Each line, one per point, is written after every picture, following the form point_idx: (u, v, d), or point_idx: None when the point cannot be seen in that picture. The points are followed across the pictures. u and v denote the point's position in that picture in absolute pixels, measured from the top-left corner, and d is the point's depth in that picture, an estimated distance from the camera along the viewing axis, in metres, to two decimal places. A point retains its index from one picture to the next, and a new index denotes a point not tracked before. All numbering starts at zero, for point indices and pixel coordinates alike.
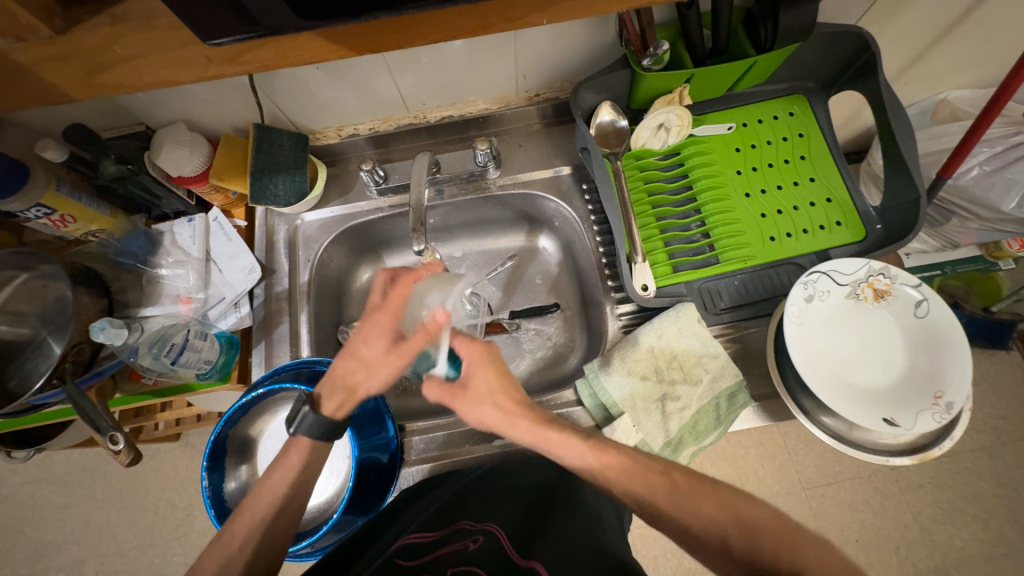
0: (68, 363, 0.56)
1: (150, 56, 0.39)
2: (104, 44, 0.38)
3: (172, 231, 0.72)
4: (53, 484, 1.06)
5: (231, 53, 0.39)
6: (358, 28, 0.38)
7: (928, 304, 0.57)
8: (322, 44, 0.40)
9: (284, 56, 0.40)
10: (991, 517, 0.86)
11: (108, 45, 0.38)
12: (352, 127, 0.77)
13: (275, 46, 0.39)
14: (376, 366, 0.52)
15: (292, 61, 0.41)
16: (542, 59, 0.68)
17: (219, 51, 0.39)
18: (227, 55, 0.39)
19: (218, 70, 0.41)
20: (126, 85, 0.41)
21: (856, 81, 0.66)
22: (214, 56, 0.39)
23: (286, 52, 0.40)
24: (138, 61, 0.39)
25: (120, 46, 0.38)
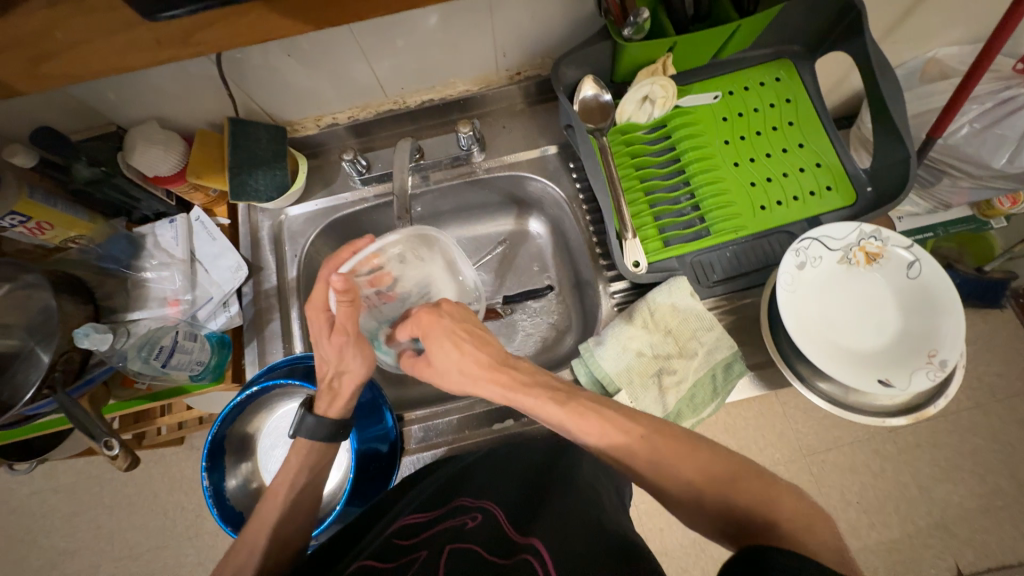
0: (58, 372, 0.55)
1: (98, 41, 0.38)
2: (44, 31, 0.36)
3: (154, 233, 0.70)
4: (60, 494, 1.07)
5: (180, 33, 0.38)
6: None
7: (920, 265, 0.57)
8: (277, 20, 0.38)
9: (239, 33, 0.39)
10: (988, 472, 0.87)
11: (49, 32, 0.36)
12: (331, 117, 0.75)
13: (225, 24, 0.37)
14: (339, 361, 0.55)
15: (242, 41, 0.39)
16: (521, 34, 0.66)
17: (167, 32, 0.38)
18: (178, 35, 0.38)
19: (171, 53, 0.40)
20: (76, 73, 0.40)
21: (842, 42, 0.65)
22: (164, 37, 0.38)
23: (241, 29, 0.38)
24: (83, 47, 0.38)
25: (63, 31, 0.37)
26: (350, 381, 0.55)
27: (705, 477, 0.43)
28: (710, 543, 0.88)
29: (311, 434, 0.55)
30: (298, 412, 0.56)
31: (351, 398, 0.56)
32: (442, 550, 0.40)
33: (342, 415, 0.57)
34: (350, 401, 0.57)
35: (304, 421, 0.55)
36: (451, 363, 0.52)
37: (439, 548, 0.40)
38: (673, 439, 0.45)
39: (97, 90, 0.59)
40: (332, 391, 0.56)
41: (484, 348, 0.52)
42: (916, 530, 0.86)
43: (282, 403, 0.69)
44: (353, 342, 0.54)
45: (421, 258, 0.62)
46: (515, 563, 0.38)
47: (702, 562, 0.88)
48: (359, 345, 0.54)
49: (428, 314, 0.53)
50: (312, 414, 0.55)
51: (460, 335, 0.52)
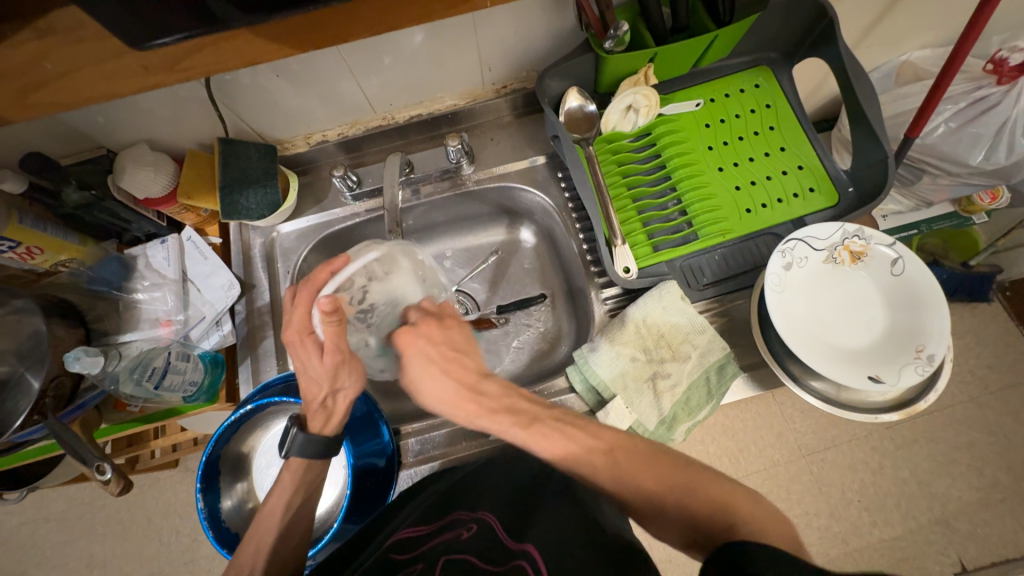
0: (48, 398, 0.54)
1: (85, 70, 0.38)
2: (34, 61, 0.37)
3: (145, 253, 0.70)
4: (51, 523, 1.04)
5: (167, 61, 0.39)
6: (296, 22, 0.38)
7: (903, 262, 0.58)
8: (260, 44, 0.39)
9: (224, 60, 0.39)
10: (985, 465, 0.88)
11: (38, 62, 0.37)
12: (321, 134, 0.76)
13: (213, 50, 0.38)
14: (329, 380, 0.54)
15: (229, 65, 0.40)
16: (505, 50, 0.67)
17: (154, 59, 0.38)
18: (165, 63, 0.39)
19: (158, 80, 0.40)
20: (66, 103, 0.40)
21: (816, 48, 0.67)
22: (150, 65, 0.39)
23: (225, 56, 0.39)
24: (72, 76, 0.38)
25: (50, 61, 0.37)
26: (346, 397, 0.56)
27: (663, 486, 0.44)
28: None
29: (302, 452, 0.55)
30: (290, 431, 0.55)
31: (345, 414, 0.57)
32: (437, 561, 0.40)
33: (337, 431, 0.57)
34: (345, 417, 0.57)
35: (294, 438, 0.55)
36: (427, 380, 0.55)
37: (435, 558, 0.40)
38: (634, 452, 0.46)
39: (87, 114, 0.60)
40: (326, 410, 0.55)
41: (457, 370, 0.55)
42: (918, 527, 0.86)
43: (276, 421, 0.68)
44: (343, 361, 0.54)
45: (381, 275, 0.57)
46: (509, 570, 0.38)
47: None
48: (352, 364, 0.55)
49: (404, 337, 0.56)
50: (304, 433, 0.55)
51: (444, 355, 0.56)
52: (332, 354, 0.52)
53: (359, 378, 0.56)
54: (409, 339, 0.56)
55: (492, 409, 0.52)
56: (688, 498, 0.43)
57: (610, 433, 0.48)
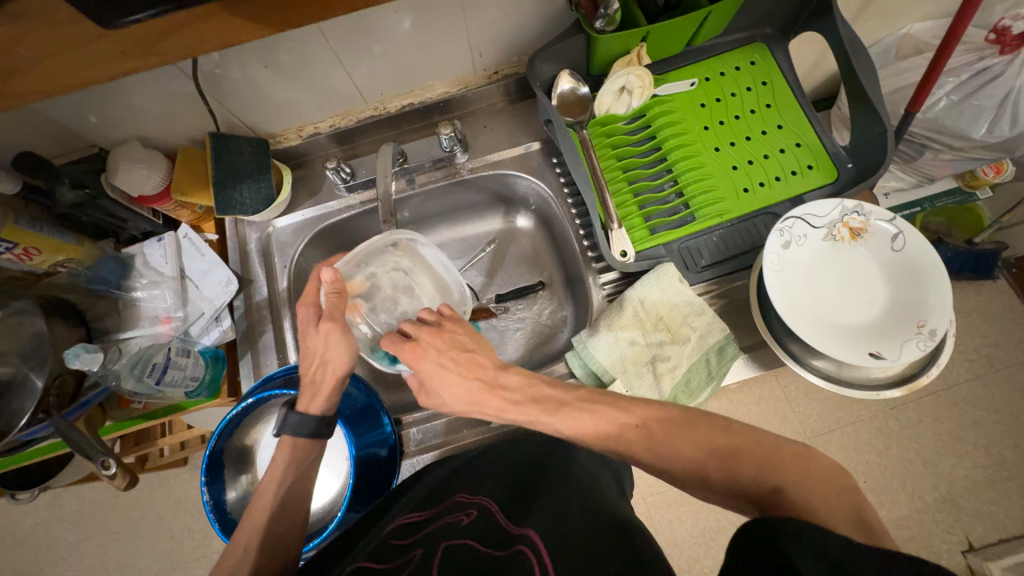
0: (52, 396, 0.54)
1: (60, 56, 0.36)
2: (7, 46, 0.34)
3: (143, 252, 0.70)
4: (66, 522, 1.06)
5: (144, 43, 0.37)
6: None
7: (904, 237, 0.58)
8: (236, 23, 0.37)
9: (202, 41, 0.38)
10: (992, 443, 0.88)
11: (12, 48, 0.34)
12: (313, 126, 0.75)
13: (190, 32, 0.37)
14: (324, 347, 0.54)
15: (211, 48, 0.38)
16: (495, 34, 0.66)
17: (131, 42, 0.37)
18: (140, 45, 0.37)
19: (136, 64, 0.38)
20: (44, 89, 0.38)
21: (812, 22, 0.66)
22: (128, 48, 0.37)
23: (203, 36, 0.37)
24: (51, 61, 0.36)
25: (27, 46, 0.35)
26: (334, 367, 0.55)
27: (704, 453, 0.42)
28: (720, 532, 0.88)
29: (297, 431, 0.55)
30: (280, 411, 0.56)
31: (333, 390, 0.56)
32: (437, 545, 0.40)
33: (324, 410, 0.56)
34: (333, 394, 0.56)
35: (289, 419, 0.55)
36: (444, 384, 0.53)
37: (435, 544, 0.40)
38: (670, 421, 0.44)
39: (79, 113, 0.60)
40: (316, 386, 0.56)
41: (475, 369, 0.53)
42: (924, 506, 0.86)
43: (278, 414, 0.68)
44: (340, 329, 0.54)
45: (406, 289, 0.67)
46: (512, 556, 0.37)
47: (712, 551, 0.88)
48: (344, 331, 0.55)
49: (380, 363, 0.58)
50: (294, 412, 0.55)
51: (447, 358, 0.54)
52: (331, 321, 0.54)
53: (348, 351, 0.55)
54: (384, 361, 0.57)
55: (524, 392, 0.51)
56: (724, 462, 0.41)
57: (642, 406, 0.46)
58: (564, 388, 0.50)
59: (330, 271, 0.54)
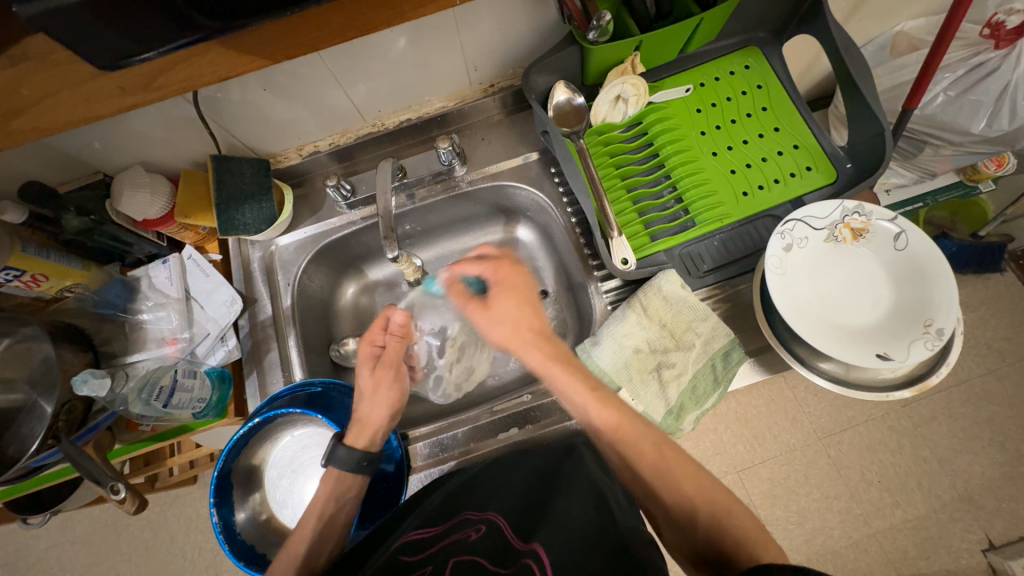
0: (61, 421, 0.55)
1: (62, 93, 0.37)
2: (9, 88, 0.36)
3: (148, 274, 0.71)
4: (77, 544, 1.06)
5: (142, 80, 0.38)
6: (274, 29, 0.36)
7: (906, 236, 0.57)
8: (233, 56, 0.38)
9: (200, 74, 0.38)
10: (1007, 438, 0.86)
11: (14, 89, 0.36)
12: (313, 145, 0.76)
13: (188, 65, 0.37)
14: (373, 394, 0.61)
15: (209, 79, 0.39)
16: (490, 48, 0.67)
17: (130, 79, 0.38)
18: (140, 82, 0.38)
19: (135, 100, 0.39)
20: (44, 127, 0.39)
21: (805, 26, 0.66)
22: (127, 85, 0.38)
23: (202, 69, 0.38)
24: (52, 100, 0.37)
25: (26, 87, 0.37)
26: (377, 412, 0.60)
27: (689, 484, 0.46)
28: None
29: (342, 464, 0.57)
30: (330, 443, 0.58)
31: (380, 430, 0.60)
32: (447, 562, 0.39)
33: (368, 447, 0.59)
34: (376, 435, 0.60)
35: (336, 452, 0.57)
36: (503, 316, 0.58)
37: (444, 561, 0.40)
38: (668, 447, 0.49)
39: (84, 141, 0.61)
40: (368, 428, 0.60)
41: (524, 320, 0.58)
42: (942, 505, 0.85)
43: (285, 433, 0.69)
44: (393, 376, 0.63)
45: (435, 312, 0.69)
46: (517, 570, 0.37)
47: None
48: (392, 382, 0.63)
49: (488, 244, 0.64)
50: (343, 446, 0.58)
51: (520, 293, 0.59)
52: (386, 364, 0.63)
53: (392, 406, 0.62)
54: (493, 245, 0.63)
55: (567, 363, 0.54)
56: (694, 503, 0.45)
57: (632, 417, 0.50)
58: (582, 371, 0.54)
59: (401, 316, 0.62)
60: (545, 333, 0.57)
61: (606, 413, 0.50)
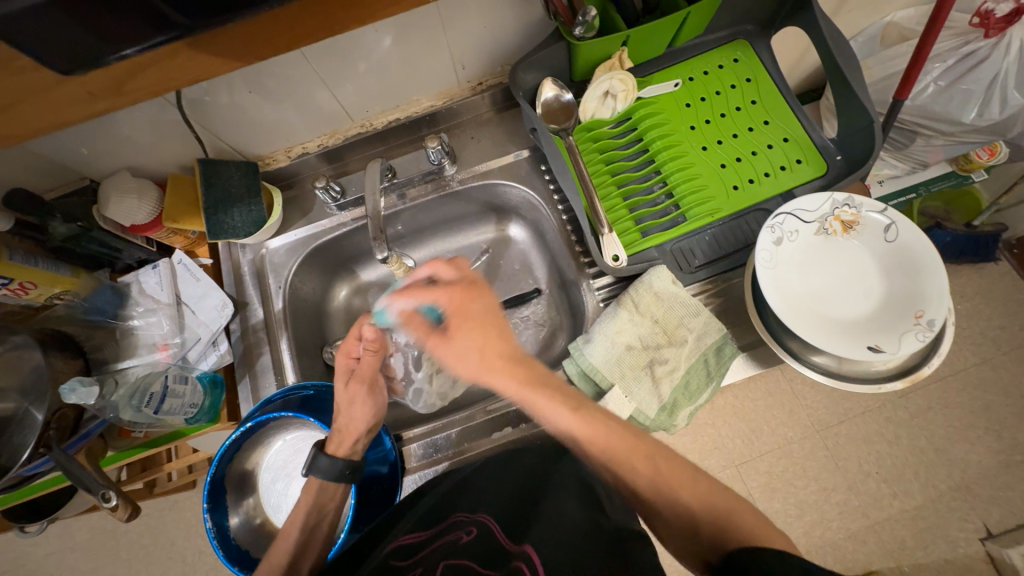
0: (52, 430, 0.55)
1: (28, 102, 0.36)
2: None
3: (138, 280, 0.71)
4: (77, 551, 1.06)
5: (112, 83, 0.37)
6: (245, 29, 0.35)
7: (897, 228, 0.57)
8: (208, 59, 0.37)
9: (171, 78, 0.38)
10: (1002, 426, 0.87)
11: None
12: (301, 146, 0.76)
13: (157, 69, 0.36)
14: (351, 409, 0.60)
15: (181, 80, 0.38)
16: (477, 46, 0.67)
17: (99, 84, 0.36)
18: (109, 86, 0.37)
19: (106, 104, 0.39)
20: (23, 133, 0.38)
21: (793, 18, 0.66)
22: (95, 91, 0.37)
23: (173, 73, 0.37)
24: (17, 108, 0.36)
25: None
26: (359, 422, 0.59)
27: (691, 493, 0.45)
28: None
29: (324, 473, 0.58)
30: (311, 452, 0.58)
31: (360, 441, 0.60)
32: (436, 565, 0.39)
33: (351, 454, 0.60)
34: (359, 442, 0.60)
35: (319, 462, 0.58)
36: (469, 345, 0.50)
37: (434, 564, 0.39)
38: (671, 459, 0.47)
39: (69, 147, 0.61)
40: (348, 440, 0.59)
41: (494, 349, 0.50)
42: (939, 494, 0.85)
43: (279, 436, 0.68)
44: (367, 389, 0.61)
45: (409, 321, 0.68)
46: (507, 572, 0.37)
47: None
48: (370, 394, 0.61)
49: (441, 262, 0.56)
50: (326, 456, 0.58)
51: (484, 322, 0.51)
52: (359, 378, 0.61)
53: (371, 417, 0.60)
54: (445, 264, 0.56)
55: (546, 389, 0.48)
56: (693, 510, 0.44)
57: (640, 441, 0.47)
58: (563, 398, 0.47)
59: (371, 329, 0.60)
60: (516, 358, 0.50)
61: (589, 429, 0.46)
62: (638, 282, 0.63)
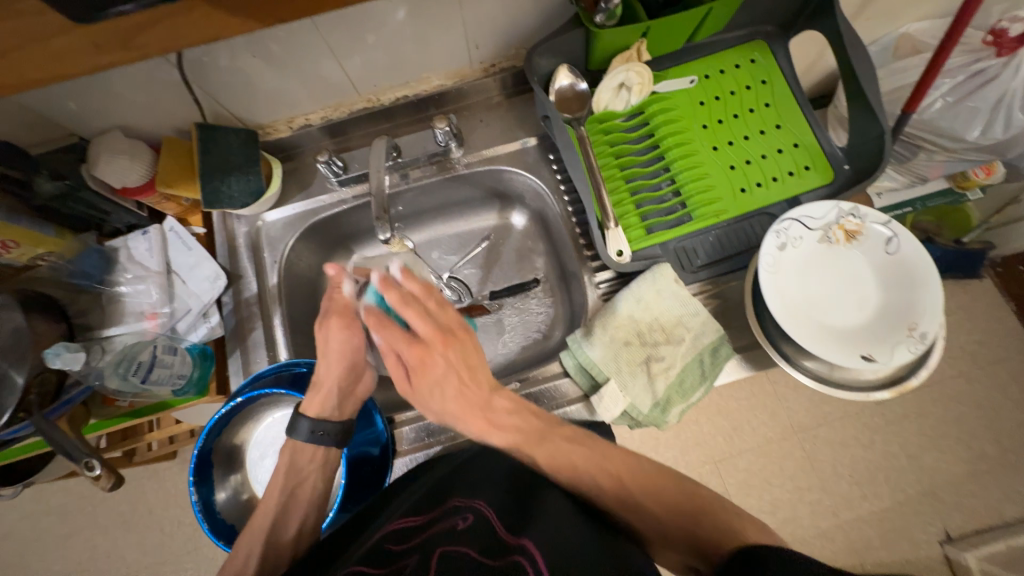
0: (33, 395, 0.53)
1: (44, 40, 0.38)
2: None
3: (126, 245, 0.68)
4: (52, 515, 1.05)
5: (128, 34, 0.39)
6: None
7: (898, 240, 0.58)
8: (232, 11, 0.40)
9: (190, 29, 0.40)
10: (972, 437, 0.90)
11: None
12: (304, 118, 0.73)
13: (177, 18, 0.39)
14: (328, 356, 0.57)
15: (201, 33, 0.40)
16: (493, 26, 0.65)
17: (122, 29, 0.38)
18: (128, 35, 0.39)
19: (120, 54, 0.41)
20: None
21: (814, 22, 0.65)
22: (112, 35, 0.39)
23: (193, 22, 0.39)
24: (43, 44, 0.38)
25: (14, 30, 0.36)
26: (330, 376, 0.57)
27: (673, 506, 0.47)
28: None
29: (307, 437, 0.57)
30: (291, 417, 0.57)
31: (340, 397, 0.58)
32: (432, 553, 0.39)
33: (331, 413, 0.58)
34: (336, 399, 0.58)
35: (300, 424, 0.57)
36: (439, 390, 0.53)
37: (429, 553, 0.39)
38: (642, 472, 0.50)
39: (58, 101, 0.57)
40: (327, 399, 0.57)
41: (465, 396, 0.53)
42: (906, 499, 0.88)
43: (268, 413, 0.67)
44: (341, 330, 0.57)
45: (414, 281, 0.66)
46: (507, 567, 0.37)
47: None
48: (345, 337, 0.57)
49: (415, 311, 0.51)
50: (307, 419, 0.57)
51: (455, 373, 0.52)
52: (333, 315, 0.57)
53: (350, 366, 0.57)
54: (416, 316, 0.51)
55: (503, 426, 0.53)
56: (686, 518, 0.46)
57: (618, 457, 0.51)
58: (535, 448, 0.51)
59: (338, 270, 0.56)
60: (486, 406, 0.53)
61: (556, 463, 0.50)
62: (623, 291, 0.63)
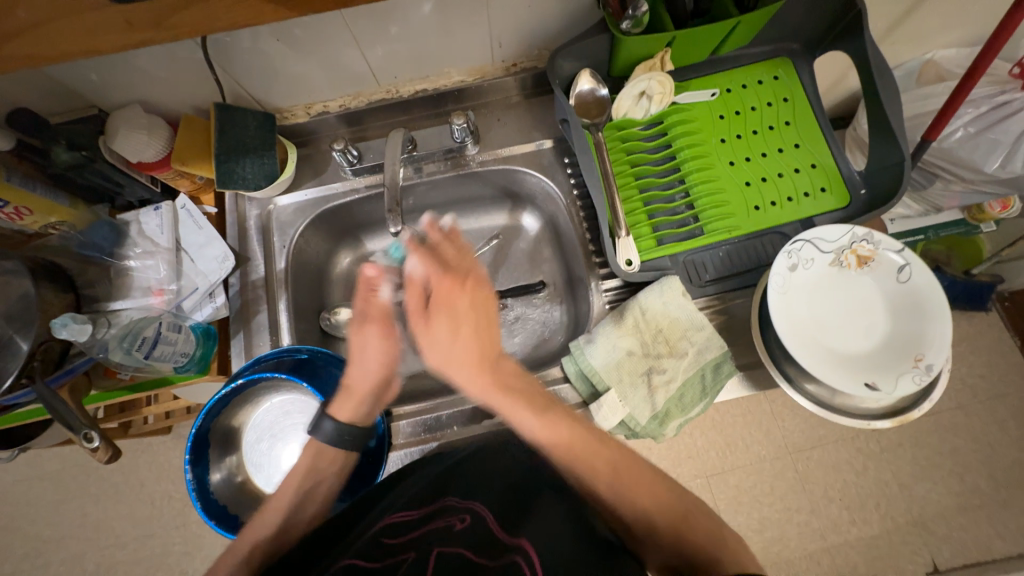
0: (37, 361, 0.53)
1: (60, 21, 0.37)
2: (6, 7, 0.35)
3: (138, 220, 0.68)
4: (46, 481, 1.05)
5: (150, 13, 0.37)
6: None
7: (910, 269, 0.57)
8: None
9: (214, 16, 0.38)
10: (966, 470, 0.89)
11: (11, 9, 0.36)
12: (322, 105, 0.73)
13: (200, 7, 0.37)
14: (365, 354, 0.58)
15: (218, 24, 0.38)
16: (518, 25, 0.64)
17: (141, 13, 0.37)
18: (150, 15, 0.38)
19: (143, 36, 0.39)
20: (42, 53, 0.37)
21: (840, 42, 0.64)
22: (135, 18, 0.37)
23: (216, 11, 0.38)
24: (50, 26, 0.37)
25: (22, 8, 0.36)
26: (366, 379, 0.57)
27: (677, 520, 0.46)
28: None
29: (329, 438, 0.56)
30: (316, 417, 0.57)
31: (369, 398, 0.58)
32: (429, 552, 0.39)
33: (357, 418, 0.58)
34: (365, 404, 0.58)
35: (325, 426, 0.56)
36: (449, 334, 0.53)
37: (427, 550, 0.39)
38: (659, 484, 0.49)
39: (80, 71, 0.58)
40: (360, 403, 0.57)
41: (480, 344, 0.53)
42: (895, 527, 0.88)
43: (268, 397, 0.68)
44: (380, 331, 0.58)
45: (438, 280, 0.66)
46: (505, 566, 0.38)
47: None
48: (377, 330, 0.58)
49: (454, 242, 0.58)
50: (334, 421, 0.56)
51: (470, 318, 0.53)
52: (373, 322, 0.58)
53: (385, 364, 0.58)
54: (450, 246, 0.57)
55: (508, 387, 0.51)
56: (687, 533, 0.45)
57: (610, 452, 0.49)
58: (531, 410, 0.50)
59: (374, 269, 0.57)
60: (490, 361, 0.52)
61: (552, 431, 0.49)
62: (631, 300, 0.63)
